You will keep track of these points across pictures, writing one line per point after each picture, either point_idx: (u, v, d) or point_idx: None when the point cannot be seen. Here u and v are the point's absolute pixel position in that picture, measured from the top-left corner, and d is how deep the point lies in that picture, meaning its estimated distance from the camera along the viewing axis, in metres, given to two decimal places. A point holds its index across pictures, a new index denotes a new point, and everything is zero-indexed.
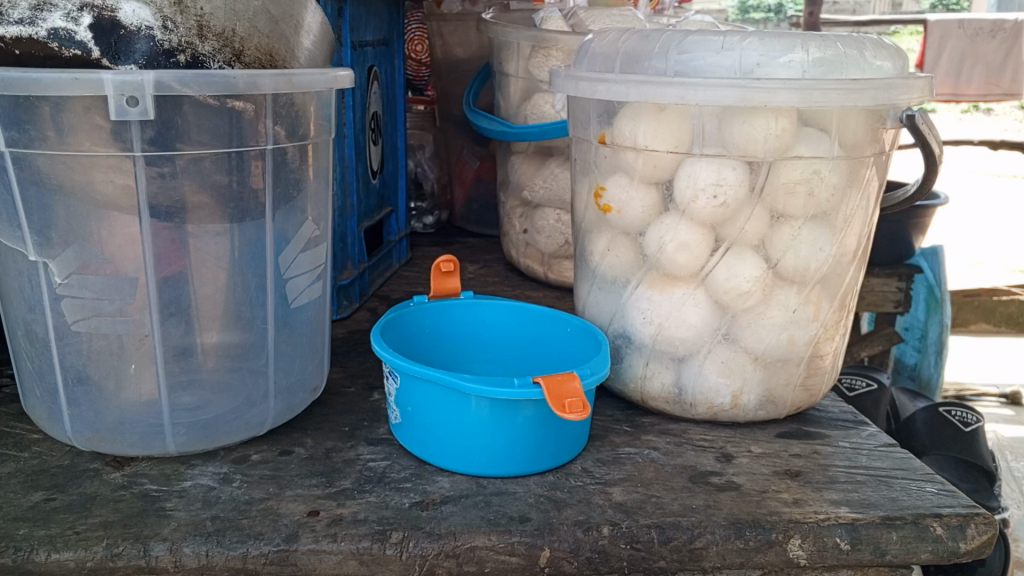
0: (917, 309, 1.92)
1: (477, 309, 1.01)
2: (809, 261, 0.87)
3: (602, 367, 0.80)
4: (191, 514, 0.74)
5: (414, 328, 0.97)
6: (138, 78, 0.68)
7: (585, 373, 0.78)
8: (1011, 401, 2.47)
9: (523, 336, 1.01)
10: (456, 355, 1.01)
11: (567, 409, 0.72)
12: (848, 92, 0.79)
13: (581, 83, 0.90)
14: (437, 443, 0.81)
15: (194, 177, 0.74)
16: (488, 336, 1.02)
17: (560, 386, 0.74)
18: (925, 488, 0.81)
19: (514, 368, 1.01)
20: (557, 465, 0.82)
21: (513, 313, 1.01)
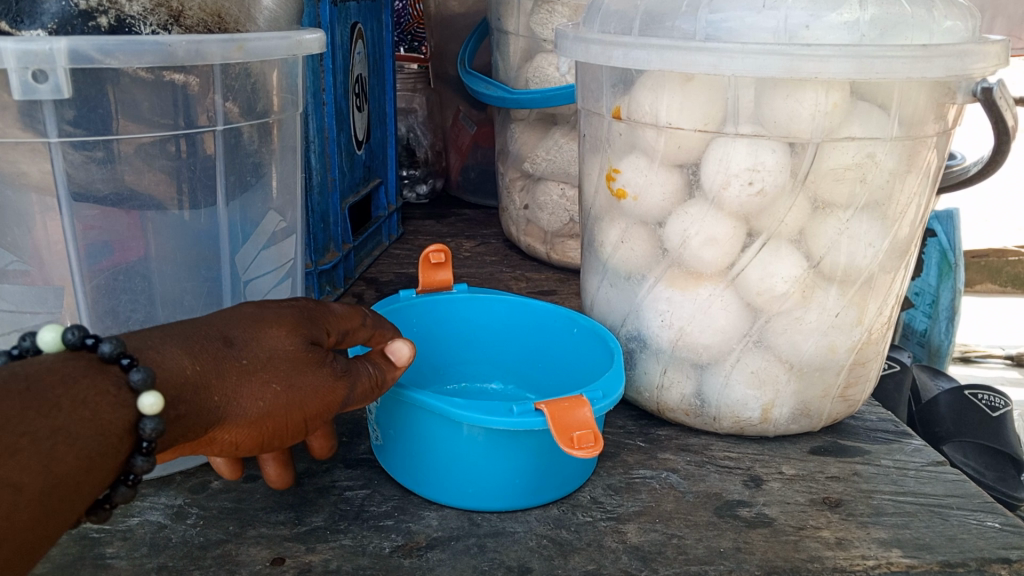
0: (926, 273, 1.65)
1: (474, 303, 0.89)
2: (854, 258, 0.75)
3: (617, 386, 0.69)
4: (134, 564, 0.63)
5: (402, 328, 0.85)
6: (45, 47, 0.55)
7: (597, 397, 0.66)
8: (1018, 363, 2.15)
9: (525, 333, 0.90)
10: (449, 355, 0.91)
11: (575, 445, 0.61)
12: (916, 61, 0.65)
13: (592, 47, 0.76)
14: (425, 473, 0.70)
15: (128, 166, 0.62)
16: (486, 334, 0.91)
17: (566, 414, 0.62)
18: (985, 523, 0.71)
19: (513, 371, 0.92)
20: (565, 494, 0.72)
21: (512, 310, 0.89)
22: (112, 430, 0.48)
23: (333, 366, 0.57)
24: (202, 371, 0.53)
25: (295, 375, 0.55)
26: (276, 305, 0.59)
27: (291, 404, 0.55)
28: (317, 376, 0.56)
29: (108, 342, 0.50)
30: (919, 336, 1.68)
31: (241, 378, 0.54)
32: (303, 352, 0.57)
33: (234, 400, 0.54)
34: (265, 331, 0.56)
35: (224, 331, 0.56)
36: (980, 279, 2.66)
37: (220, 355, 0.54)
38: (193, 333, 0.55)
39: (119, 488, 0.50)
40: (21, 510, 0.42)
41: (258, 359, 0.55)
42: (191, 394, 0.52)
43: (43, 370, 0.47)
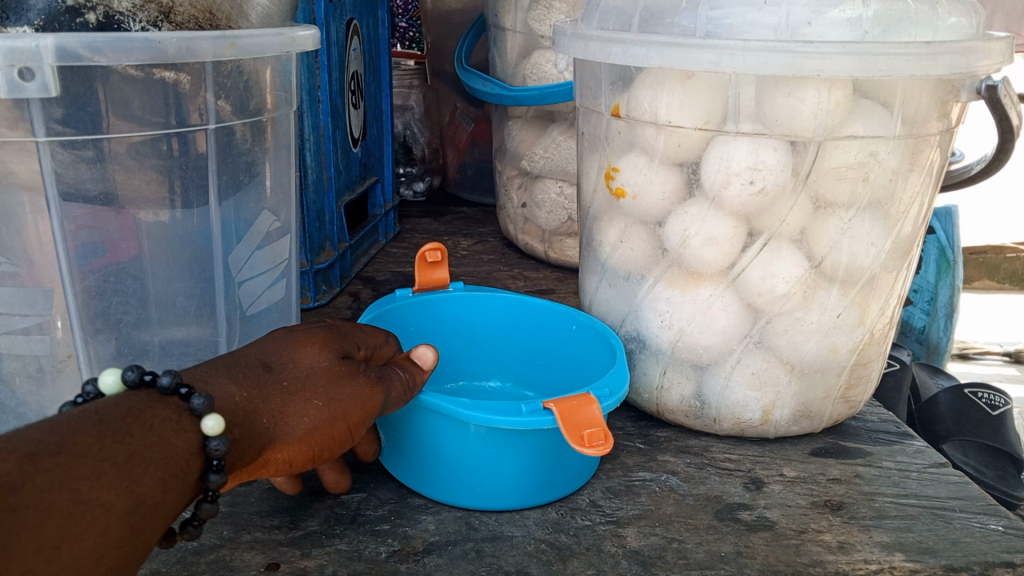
0: (925, 271, 1.64)
1: (472, 301, 0.88)
2: (856, 258, 0.74)
3: (622, 383, 0.68)
4: None
5: (399, 327, 0.84)
6: (31, 44, 0.53)
7: (604, 395, 0.65)
8: (1016, 360, 2.15)
9: (524, 330, 0.89)
10: (445, 355, 0.90)
11: (585, 442, 0.60)
12: (919, 58, 0.64)
13: (591, 44, 0.75)
14: (431, 471, 0.69)
15: (120, 165, 0.61)
16: (484, 331, 0.90)
17: (575, 413, 0.61)
18: (988, 526, 0.70)
19: (510, 369, 0.91)
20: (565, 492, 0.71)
21: (509, 307, 0.88)
22: (182, 452, 0.51)
23: (367, 375, 0.61)
24: (249, 397, 0.56)
25: (335, 388, 0.59)
26: (304, 326, 0.64)
27: (335, 416, 0.59)
28: (355, 386, 0.60)
29: (164, 375, 0.54)
30: (918, 334, 1.67)
31: (285, 398, 0.58)
32: (337, 366, 0.61)
33: (283, 419, 0.57)
34: (299, 352, 0.61)
35: (262, 357, 0.60)
36: (978, 275, 2.65)
37: (263, 379, 0.58)
38: (234, 363, 0.59)
39: (203, 506, 0.54)
40: (115, 526, 0.45)
41: (297, 379, 0.59)
42: (244, 416, 0.55)
43: (112, 406, 0.50)
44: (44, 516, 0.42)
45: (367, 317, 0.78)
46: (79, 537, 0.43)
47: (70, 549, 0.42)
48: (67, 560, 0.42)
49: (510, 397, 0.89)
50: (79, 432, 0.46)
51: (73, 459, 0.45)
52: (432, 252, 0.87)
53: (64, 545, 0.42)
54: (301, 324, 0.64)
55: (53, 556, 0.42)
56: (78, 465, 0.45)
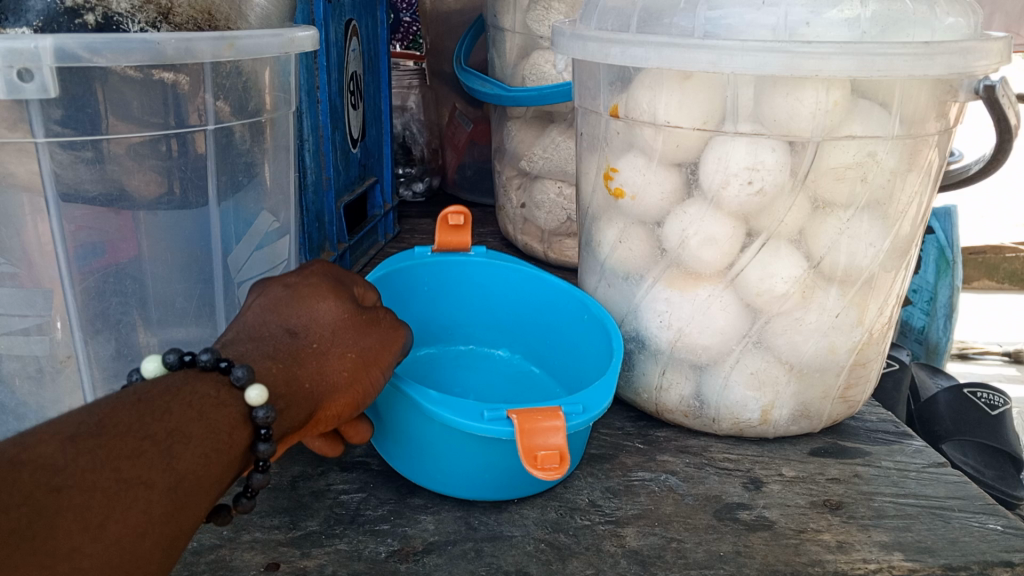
0: (924, 270, 1.64)
1: (485, 269, 0.93)
2: (855, 258, 0.74)
3: (601, 402, 0.64)
4: None
5: (413, 280, 0.90)
6: (30, 45, 0.53)
7: (577, 413, 0.62)
8: (1015, 360, 2.15)
9: (530, 307, 0.93)
10: (460, 317, 0.95)
11: (537, 465, 0.58)
12: (917, 58, 0.64)
13: (590, 44, 0.75)
14: (401, 449, 0.70)
15: (119, 166, 0.61)
16: (500, 300, 0.95)
17: (538, 430, 0.59)
18: (987, 525, 0.70)
19: (519, 341, 0.96)
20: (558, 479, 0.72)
21: (525, 281, 0.92)
22: (223, 426, 0.52)
23: (384, 321, 0.65)
24: (284, 365, 0.58)
25: (362, 336, 0.63)
26: (303, 279, 0.65)
27: (370, 363, 0.62)
28: (377, 331, 0.64)
29: (204, 353, 0.55)
30: (916, 334, 1.67)
31: (319, 359, 0.60)
32: (354, 316, 0.63)
33: (324, 377, 0.60)
34: (315, 309, 0.62)
35: (282, 323, 0.61)
36: (977, 275, 2.65)
37: (291, 343, 0.60)
38: (258, 334, 0.60)
39: (255, 476, 0.56)
40: (158, 503, 0.46)
41: (323, 336, 0.61)
42: (289, 382, 0.57)
43: (154, 388, 0.52)
44: (88, 495, 0.43)
45: (377, 273, 0.84)
46: (123, 514, 0.44)
47: (116, 527, 0.43)
48: (114, 538, 0.43)
49: (514, 370, 0.93)
50: (120, 413, 0.48)
51: (113, 440, 0.46)
52: (456, 216, 0.92)
53: (109, 523, 0.43)
54: (299, 277, 0.65)
55: (99, 532, 0.43)
56: (119, 445, 0.46)
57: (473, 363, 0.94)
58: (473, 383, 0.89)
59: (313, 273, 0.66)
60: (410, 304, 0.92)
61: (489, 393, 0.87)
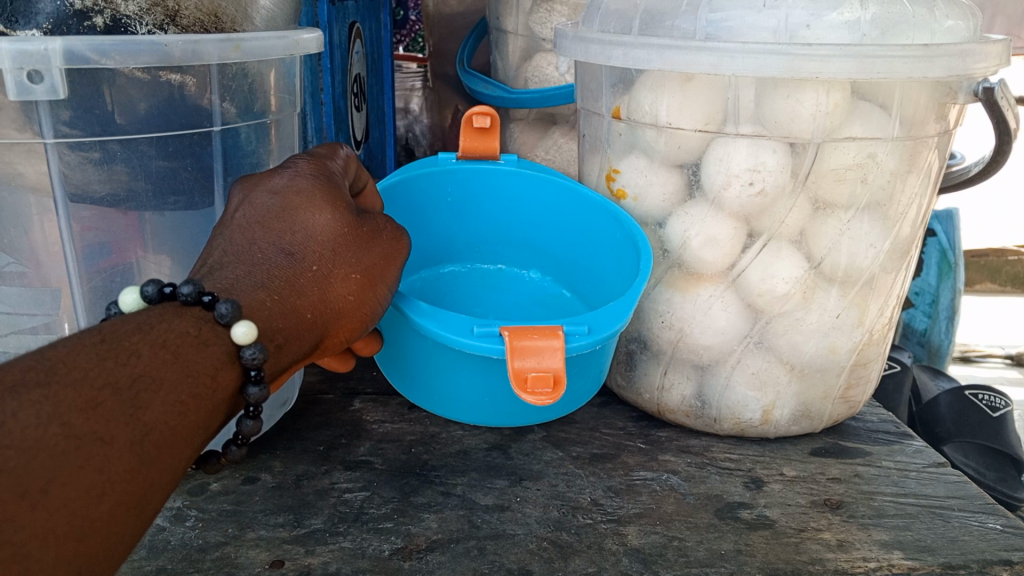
0: (926, 272, 1.64)
1: (509, 182, 0.91)
2: (856, 259, 0.74)
3: (608, 325, 0.66)
4: (133, 566, 0.63)
5: (434, 190, 0.90)
6: (40, 47, 0.54)
7: (580, 334, 0.64)
8: (1017, 362, 2.15)
9: (557, 223, 0.91)
10: (486, 237, 0.95)
11: (527, 387, 0.61)
12: (917, 60, 0.65)
13: (592, 46, 0.76)
14: (403, 360, 0.75)
15: (124, 167, 0.62)
16: (528, 217, 0.93)
17: (535, 352, 0.62)
18: (986, 524, 0.71)
19: (548, 261, 0.94)
20: (582, 396, 0.76)
21: (557, 193, 0.89)
22: (202, 370, 0.53)
23: (383, 231, 0.67)
24: (282, 297, 0.59)
25: (364, 250, 0.64)
26: (292, 184, 0.64)
27: (375, 279, 0.64)
28: (377, 245, 0.66)
29: (185, 285, 0.55)
30: (919, 336, 1.67)
31: (321, 285, 0.61)
32: (352, 231, 0.64)
33: (331, 301, 0.62)
34: (311, 225, 0.63)
35: (276, 243, 0.62)
36: (979, 279, 2.65)
37: (290, 266, 0.61)
38: (255, 256, 0.60)
39: (245, 421, 0.58)
40: (117, 458, 0.45)
41: (324, 254, 0.62)
42: (292, 313, 0.59)
43: (120, 327, 0.52)
44: (32, 456, 0.41)
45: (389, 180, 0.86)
46: (74, 475, 0.43)
47: (61, 490, 0.42)
48: (59, 503, 0.42)
49: (542, 291, 0.93)
50: (77, 358, 0.47)
51: (68, 392, 0.45)
52: (480, 120, 0.89)
53: (54, 488, 0.42)
54: (286, 182, 0.64)
55: (44, 498, 0.41)
56: (73, 395, 0.45)
57: (500, 284, 0.94)
58: (497, 301, 0.90)
59: (301, 175, 0.65)
60: (433, 219, 0.92)
61: (507, 312, 0.88)
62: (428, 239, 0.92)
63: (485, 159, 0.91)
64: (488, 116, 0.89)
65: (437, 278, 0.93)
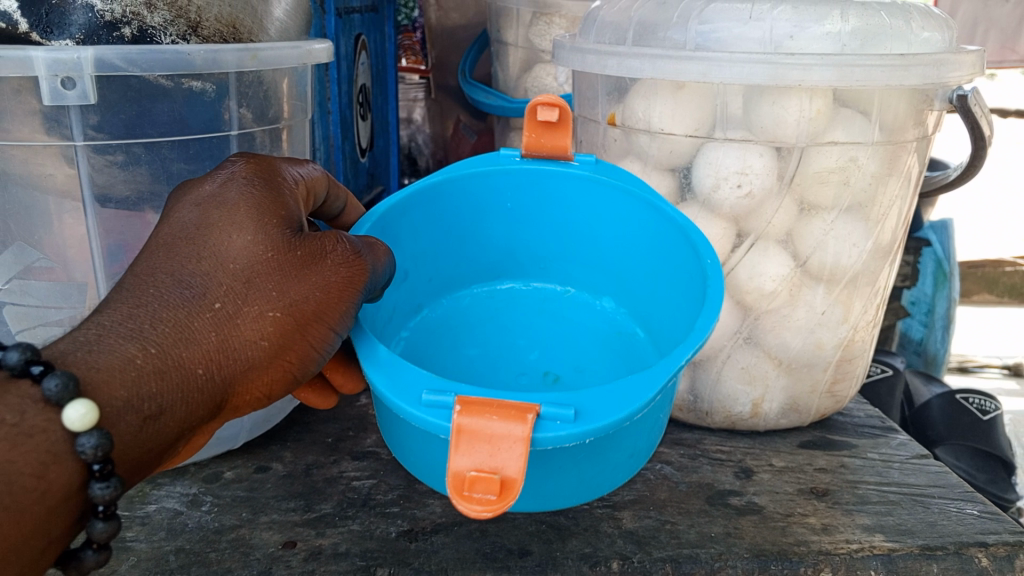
0: (924, 283, 1.66)
1: (575, 189, 0.77)
2: (840, 258, 0.78)
3: (608, 413, 0.48)
4: (153, 547, 0.66)
5: (492, 194, 0.78)
6: (73, 55, 0.58)
7: (564, 421, 0.47)
8: (1015, 373, 2.18)
9: (631, 244, 0.77)
10: (553, 250, 0.82)
11: (465, 493, 0.45)
12: (894, 69, 0.69)
13: (588, 57, 0.80)
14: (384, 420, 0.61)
15: (146, 169, 0.66)
16: (597, 235, 0.79)
17: (487, 440, 0.46)
18: (965, 510, 0.74)
19: (620, 288, 0.81)
20: (632, 473, 0.60)
21: (634, 210, 0.75)
22: (20, 471, 0.46)
23: (332, 256, 0.56)
24: (159, 351, 0.52)
25: (292, 282, 0.55)
26: (218, 195, 0.57)
27: (306, 320, 0.55)
28: (315, 275, 0.55)
29: (15, 350, 0.48)
30: (915, 345, 1.71)
31: (223, 328, 0.54)
32: (275, 261, 0.55)
33: (236, 348, 0.54)
34: (224, 247, 0.55)
35: (175, 275, 0.54)
36: (977, 290, 2.67)
37: (185, 304, 0.53)
38: (148, 289, 0.53)
39: (98, 525, 0.50)
40: None
41: (234, 286, 0.54)
42: (175, 367, 0.52)
43: None
44: None
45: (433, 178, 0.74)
46: None
47: None
48: None
49: (609, 327, 0.80)
50: None
51: None
52: (545, 114, 0.74)
53: None
54: (213, 192, 0.58)
55: None
56: None
57: (562, 311, 0.82)
58: (548, 337, 0.79)
59: (229, 191, 0.58)
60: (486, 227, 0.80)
61: (556, 353, 0.78)
62: (485, 249, 0.82)
63: (553, 160, 0.77)
64: (556, 109, 0.74)
65: (491, 296, 0.84)
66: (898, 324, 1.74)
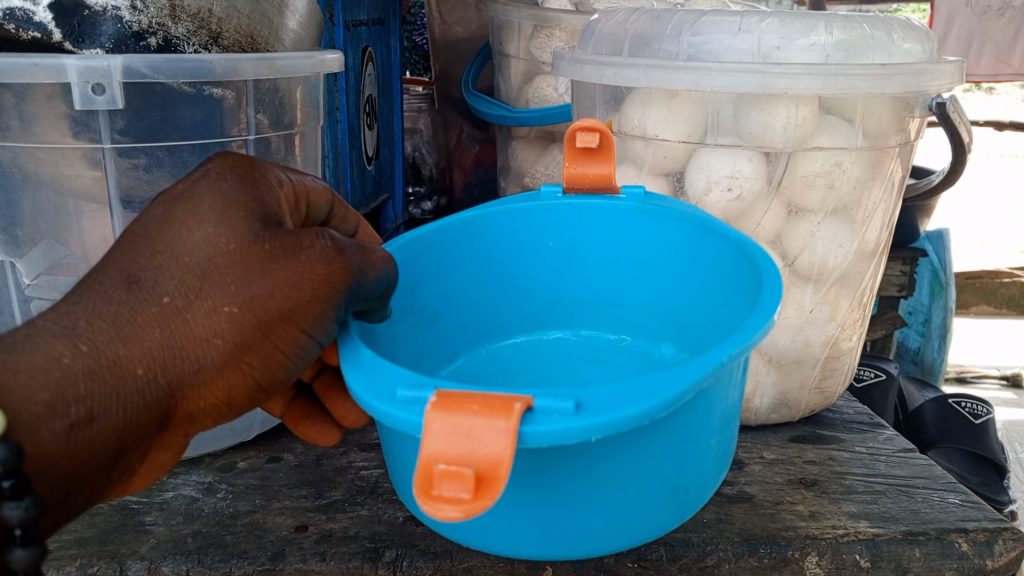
0: (920, 294, 1.74)
1: (609, 217, 0.74)
2: (828, 258, 0.82)
3: (615, 407, 0.41)
4: (172, 530, 0.70)
5: (532, 235, 0.75)
6: (103, 63, 0.62)
7: (563, 413, 0.41)
8: (1012, 384, 2.20)
9: (673, 259, 0.72)
10: (604, 293, 0.77)
11: (434, 496, 0.38)
12: (875, 78, 0.72)
13: (587, 67, 0.84)
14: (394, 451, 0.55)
15: (169, 171, 0.70)
16: (649, 266, 0.74)
17: (465, 434, 0.39)
18: (947, 499, 0.77)
19: (679, 325, 0.73)
20: (698, 496, 0.57)
21: (685, 233, 0.70)
22: None
23: (307, 251, 0.51)
24: (92, 348, 0.47)
25: (254, 276, 0.50)
26: (189, 189, 0.54)
27: (268, 322, 0.50)
28: (282, 270, 0.50)
29: None
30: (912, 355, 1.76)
31: (173, 326, 0.49)
32: (237, 255, 0.50)
33: (185, 347, 0.49)
34: (182, 242, 0.51)
35: (128, 267, 0.50)
36: (975, 301, 2.70)
37: (130, 300, 0.49)
38: (92, 287, 0.49)
39: (14, 554, 0.44)
40: None
41: (189, 280, 0.50)
42: (110, 366, 0.48)
43: None
44: None
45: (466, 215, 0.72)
46: None
47: None
48: None
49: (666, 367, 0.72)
50: None
51: None
52: (586, 138, 0.74)
53: None
54: (184, 187, 0.54)
55: None
56: None
57: (614, 359, 0.75)
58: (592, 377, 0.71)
59: (198, 186, 0.53)
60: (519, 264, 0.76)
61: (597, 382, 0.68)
62: (521, 296, 0.77)
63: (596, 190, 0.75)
64: (596, 133, 0.74)
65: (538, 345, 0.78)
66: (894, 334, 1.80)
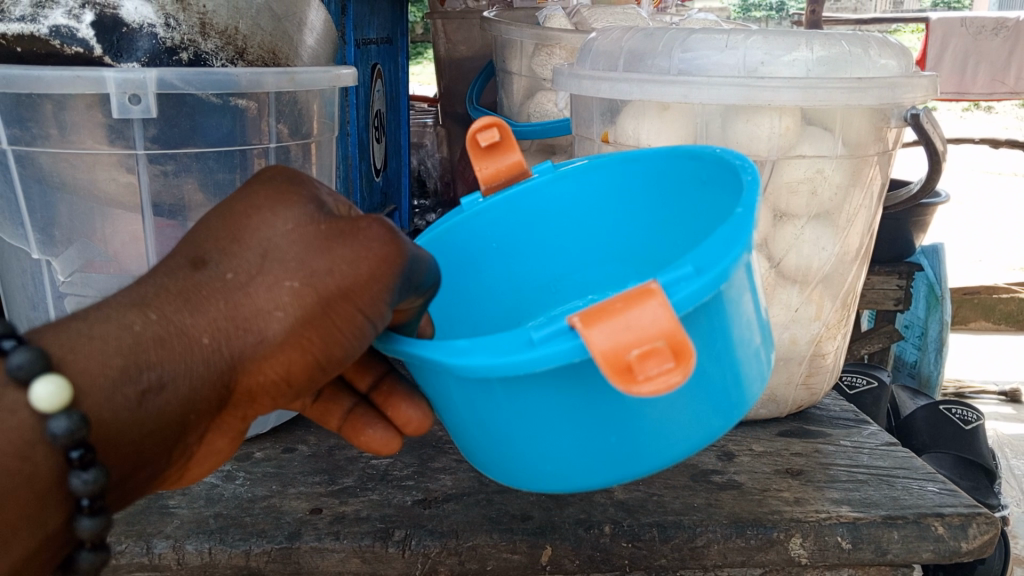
0: (915, 307, 1.78)
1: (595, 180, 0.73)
2: (813, 260, 0.86)
3: (720, 260, 0.46)
4: (195, 512, 0.74)
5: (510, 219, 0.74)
6: (139, 76, 0.68)
7: (686, 277, 0.45)
8: (1011, 399, 2.23)
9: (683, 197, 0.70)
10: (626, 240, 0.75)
11: (644, 376, 0.42)
12: (852, 91, 0.78)
13: (584, 82, 0.90)
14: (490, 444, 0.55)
15: (195, 176, 0.75)
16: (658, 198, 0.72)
17: (627, 325, 0.42)
18: (925, 487, 0.82)
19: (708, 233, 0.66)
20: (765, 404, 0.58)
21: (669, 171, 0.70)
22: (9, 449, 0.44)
23: (364, 231, 0.51)
24: (159, 318, 0.48)
25: (314, 253, 0.50)
26: (247, 188, 0.55)
27: (328, 296, 0.49)
28: (340, 250, 0.50)
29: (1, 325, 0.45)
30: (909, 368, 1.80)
31: (235, 301, 0.50)
32: (298, 238, 0.51)
33: (249, 319, 0.49)
34: (245, 228, 0.52)
35: (197, 252, 0.52)
36: (972, 316, 2.74)
37: (196, 278, 0.50)
38: (159, 270, 0.51)
39: (81, 521, 0.46)
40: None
41: (253, 260, 0.51)
42: (177, 334, 0.48)
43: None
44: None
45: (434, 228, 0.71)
46: None
47: None
48: None
49: None
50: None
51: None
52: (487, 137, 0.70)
53: None
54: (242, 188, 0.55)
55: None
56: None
57: None
58: None
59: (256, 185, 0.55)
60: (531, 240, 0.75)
61: None
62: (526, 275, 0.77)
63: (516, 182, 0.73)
64: (495, 129, 0.70)
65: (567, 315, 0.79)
66: (892, 348, 1.83)
